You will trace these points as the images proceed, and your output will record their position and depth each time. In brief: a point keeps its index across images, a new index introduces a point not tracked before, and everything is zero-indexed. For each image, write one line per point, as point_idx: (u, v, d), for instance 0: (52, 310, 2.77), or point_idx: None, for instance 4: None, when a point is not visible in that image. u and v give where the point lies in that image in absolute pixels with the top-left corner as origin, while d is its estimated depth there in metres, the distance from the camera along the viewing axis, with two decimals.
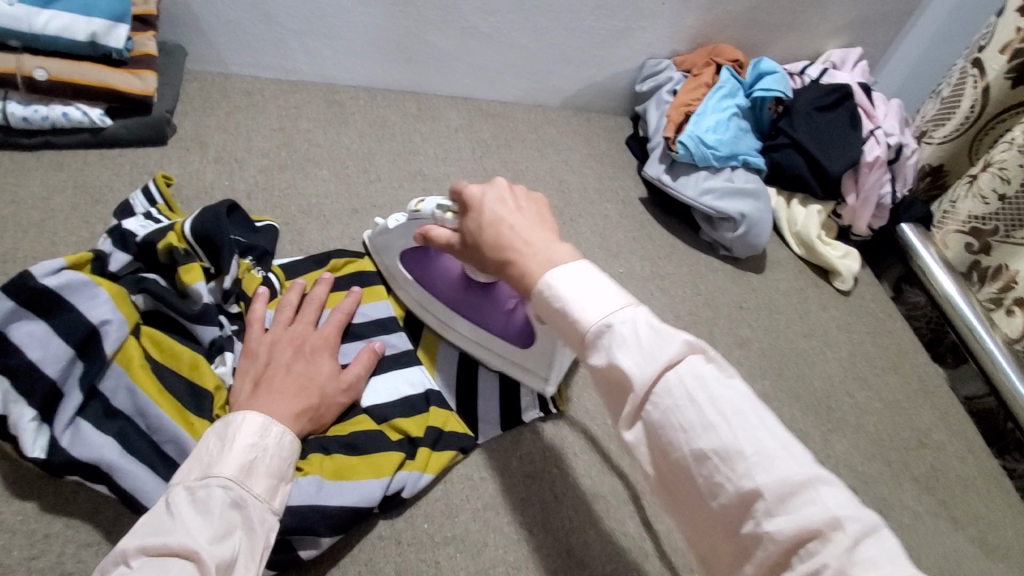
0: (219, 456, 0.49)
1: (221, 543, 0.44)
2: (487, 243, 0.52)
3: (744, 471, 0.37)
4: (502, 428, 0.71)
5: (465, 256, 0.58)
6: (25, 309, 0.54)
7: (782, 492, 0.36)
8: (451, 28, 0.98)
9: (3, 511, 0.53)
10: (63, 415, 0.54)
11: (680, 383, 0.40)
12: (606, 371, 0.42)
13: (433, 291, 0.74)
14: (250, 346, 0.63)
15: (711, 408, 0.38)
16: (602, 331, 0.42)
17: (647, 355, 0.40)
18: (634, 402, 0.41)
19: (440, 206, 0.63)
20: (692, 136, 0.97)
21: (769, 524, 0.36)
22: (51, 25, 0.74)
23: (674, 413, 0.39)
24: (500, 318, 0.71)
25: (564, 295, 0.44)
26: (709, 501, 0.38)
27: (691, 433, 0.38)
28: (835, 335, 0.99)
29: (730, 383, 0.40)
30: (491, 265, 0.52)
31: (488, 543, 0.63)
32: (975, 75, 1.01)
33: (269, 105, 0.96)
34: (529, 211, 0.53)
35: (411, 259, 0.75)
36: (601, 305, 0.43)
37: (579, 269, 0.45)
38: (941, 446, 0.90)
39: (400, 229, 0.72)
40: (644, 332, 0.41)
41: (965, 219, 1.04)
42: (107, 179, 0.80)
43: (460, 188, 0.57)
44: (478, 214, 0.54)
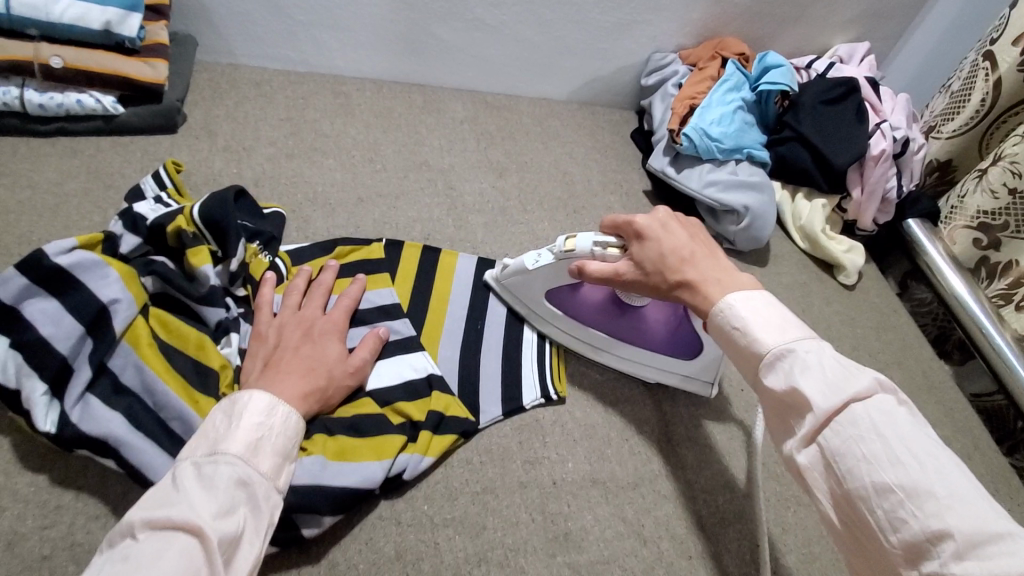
0: (227, 433, 0.50)
1: (226, 518, 0.45)
2: (669, 269, 0.61)
3: (934, 511, 0.40)
4: (503, 413, 0.71)
5: (635, 282, 0.65)
6: (38, 287, 0.56)
7: (975, 538, 0.38)
8: (458, 20, 0.99)
9: (16, 483, 0.55)
10: (73, 390, 0.55)
11: (866, 415, 0.45)
12: (784, 392, 0.49)
13: (586, 320, 0.76)
14: (259, 329, 0.65)
15: (900, 446, 0.43)
16: (783, 354, 0.50)
17: (830, 383, 0.47)
18: (812, 424, 0.47)
19: (599, 242, 0.68)
20: (696, 128, 0.97)
21: (958, 566, 0.38)
22: (68, 15, 0.76)
23: (858, 444, 0.44)
24: (661, 335, 0.75)
25: (745, 319, 0.54)
26: (888, 535, 0.42)
27: (875, 466, 0.43)
28: (839, 329, 0.99)
29: (926, 432, 0.44)
30: (673, 288, 0.61)
31: (487, 526, 0.63)
32: (987, 68, 1.00)
33: (276, 95, 0.98)
34: (695, 239, 0.64)
35: (557, 295, 0.77)
36: (782, 334, 0.52)
37: (757, 297, 0.55)
38: (945, 442, 0.90)
39: (543, 271, 0.74)
40: (827, 362, 0.48)
41: (974, 214, 1.03)
42: (118, 165, 0.82)
43: (628, 219, 0.66)
44: (656, 242, 0.63)
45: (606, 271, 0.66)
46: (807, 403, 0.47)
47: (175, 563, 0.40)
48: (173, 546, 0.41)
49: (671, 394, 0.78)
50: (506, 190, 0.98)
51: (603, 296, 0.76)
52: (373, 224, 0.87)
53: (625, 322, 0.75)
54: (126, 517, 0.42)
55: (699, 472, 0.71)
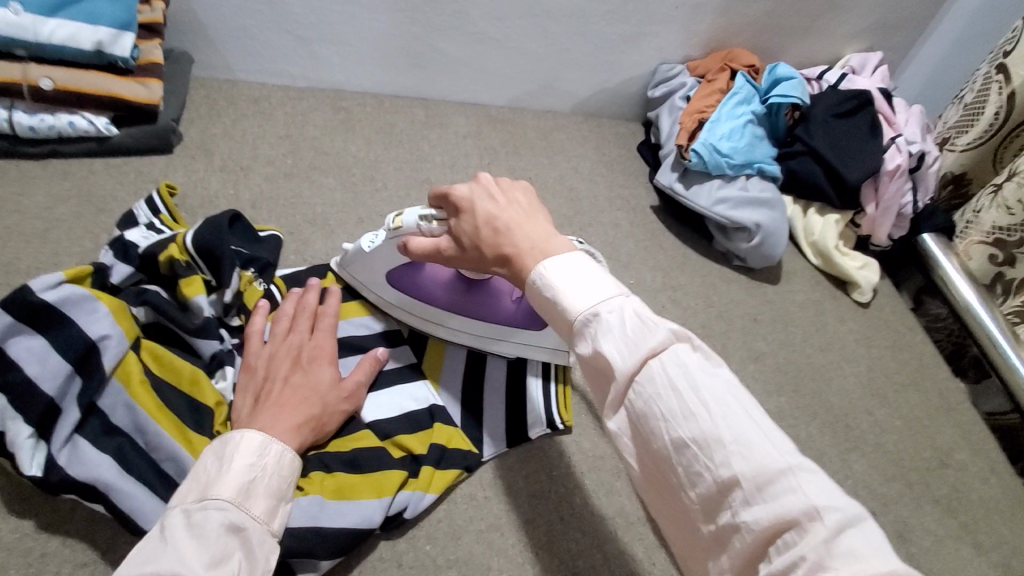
0: (216, 477, 0.48)
1: (219, 567, 0.42)
2: (486, 242, 0.52)
3: (722, 460, 0.37)
4: (508, 445, 0.69)
5: (458, 260, 0.57)
6: (24, 324, 0.53)
7: (759, 480, 0.36)
8: (460, 34, 0.96)
9: (0, 529, 0.52)
10: (60, 432, 0.53)
11: (663, 370, 0.40)
12: (591, 359, 0.43)
13: (429, 299, 0.71)
14: (249, 360, 0.61)
15: (693, 398, 0.39)
16: (588, 320, 0.43)
17: (629, 344, 0.41)
18: (618, 389, 0.42)
19: (423, 216, 0.62)
20: (706, 144, 0.95)
21: (746, 514, 0.36)
22: (56, 35, 0.74)
23: (656, 402, 0.40)
24: (509, 309, 0.70)
25: (557, 286, 0.46)
26: (688, 491, 0.39)
27: (671, 423, 0.39)
28: (853, 349, 0.96)
29: (718, 372, 0.40)
30: (492, 263, 0.53)
31: (492, 567, 0.61)
32: (1000, 82, 0.97)
33: (275, 111, 0.95)
34: (520, 204, 0.54)
35: (397, 276, 0.71)
36: (590, 295, 0.44)
37: (571, 260, 0.47)
38: (964, 467, 0.87)
39: (378, 252, 0.69)
40: (630, 320, 0.42)
41: (989, 229, 0.99)
42: (112, 188, 0.80)
43: (447, 190, 0.57)
44: (471, 214, 0.54)
45: (429, 249, 0.60)
46: (609, 368, 0.42)
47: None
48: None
49: None
50: None
51: (448, 275, 0.70)
52: None
53: (470, 298, 0.70)
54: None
55: None
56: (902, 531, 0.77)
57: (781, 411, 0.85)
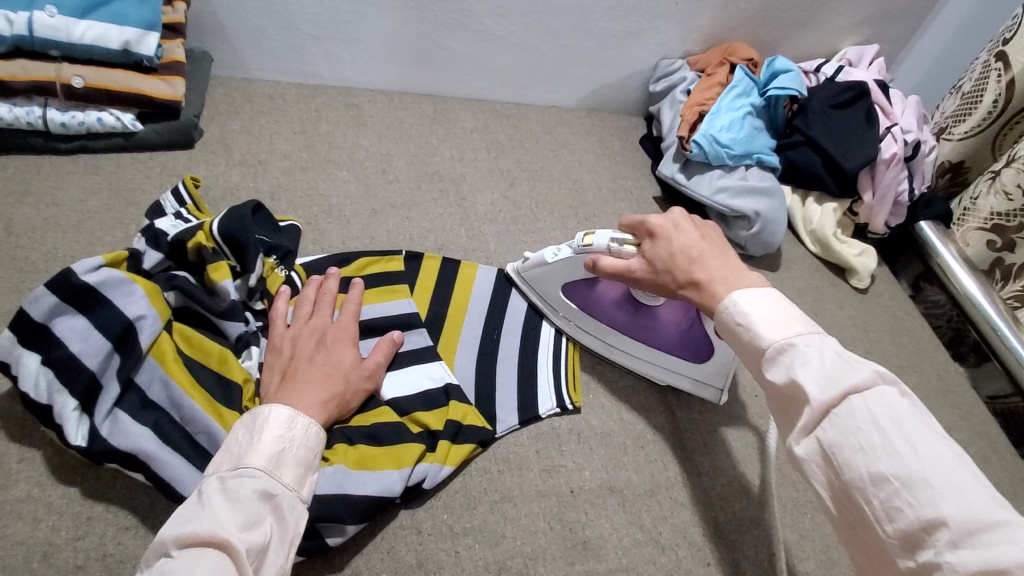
0: (250, 448, 0.51)
1: (252, 530, 0.46)
2: (679, 268, 0.64)
3: (928, 499, 0.41)
4: (519, 422, 0.72)
5: (647, 280, 0.67)
6: (67, 304, 0.57)
7: (969, 526, 0.39)
8: (468, 31, 1.00)
9: (50, 495, 0.56)
10: (102, 405, 0.57)
11: (864, 408, 0.45)
12: (784, 385, 0.51)
13: (600, 316, 0.78)
14: (273, 341, 0.65)
15: (898, 437, 0.43)
16: (785, 349, 0.51)
17: (829, 377, 0.48)
18: (811, 416, 0.48)
19: (616, 239, 0.70)
20: (706, 135, 0.98)
21: (952, 554, 0.39)
22: (88, 35, 0.77)
23: (857, 435, 0.45)
24: (675, 338, 0.76)
25: (750, 316, 0.55)
26: (884, 525, 0.43)
27: (872, 457, 0.43)
28: (851, 333, 0.99)
29: (928, 423, 0.44)
30: (682, 286, 0.63)
31: (506, 535, 0.64)
32: (999, 69, 1.00)
33: (290, 108, 0.99)
34: (710, 240, 0.65)
35: (574, 290, 0.78)
36: (784, 329, 0.53)
37: (762, 295, 0.57)
38: (962, 446, 0.90)
39: (561, 265, 0.76)
40: (828, 357, 0.49)
41: (987, 215, 1.03)
42: (139, 181, 0.83)
43: (642, 218, 0.69)
44: (667, 241, 0.66)
45: (620, 268, 0.69)
46: (805, 396, 0.48)
47: None
48: (202, 561, 0.42)
49: (685, 400, 0.78)
50: (517, 199, 0.99)
51: (622, 295, 0.77)
52: (387, 235, 0.88)
53: (640, 321, 0.76)
54: (159, 536, 0.44)
55: (715, 478, 0.71)
56: None
57: None
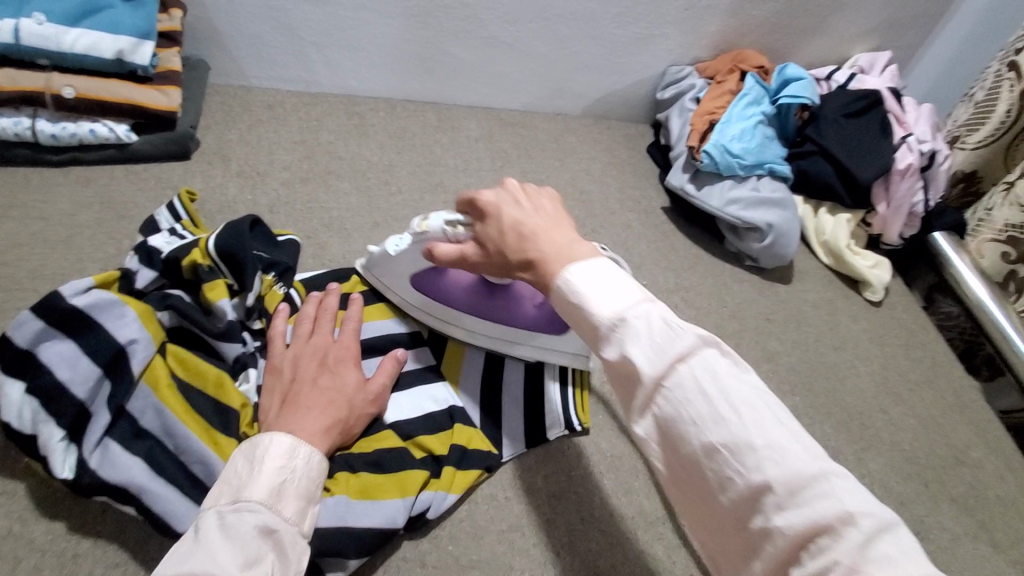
0: (250, 479, 0.48)
1: (253, 569, 0.43)
2: (511, 248, 0.53)
3: (755, 465, 0.37)
4: (527, 446, 0.69)
5: (483, 264, 0.58)
6: (54, 329, 0.55)
7: (793, 486, 0.36)
8: (472, 38, 0.97)
9: (34, 530, 0.53)
10: (91, 435, 0.54)
11: (692, 375, 0.40)
12: (619, 364, 0.43)
13: (452, 303, 0.71)
14: (272, 362, 0.63)
15: (723, 403, 0.39)
16: (616, 324, 0.43)
17: (658, 349, 0.41)
18: (645, 393, 0.42)
19: (450, 222, 0.63)
20: (717, 145, 0.95)
21: (779, 519, 0.36)
22: (79, 44, 0.75)
23: (686, 407, 0.40)
24: (532, 314, 0.70)
25: (581, 290, 0.46)
26: (719, 496, 0.39)
27: (700, 427, 0.39)
28: (866, 347, 0.96)
29: (748, 377, 0.40)
30: (517, 269, 0.53)
31: (514, 566, 0.62)
32: (1012, 79, 0.98)
33: (290, 117, 0.97)
34: (545, 211, 0.55)
35: (421, 279, 0.71)
36: (616, 302, 0.44)
37: (597, 266, 0.46)
38: (980, 465, 0.87)
39: (404, 254, 0.69)
40: (658, 327, 0.42)
41: (1001, 227, 1.00)
42: (132, 194, 0.81)
43: (472, 195, 0.58)
44: (496, 219, 0.55)
45: (456, 255, 0.60)
46: (638, 374, 0.41)
47: None
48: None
49: None
50: None
51: (470, 279, 0.70)
52: None
53: (494, 302, 0.70)
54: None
55: None
56: (920, 528, 0.77)
57: (795, 410, 0.85)
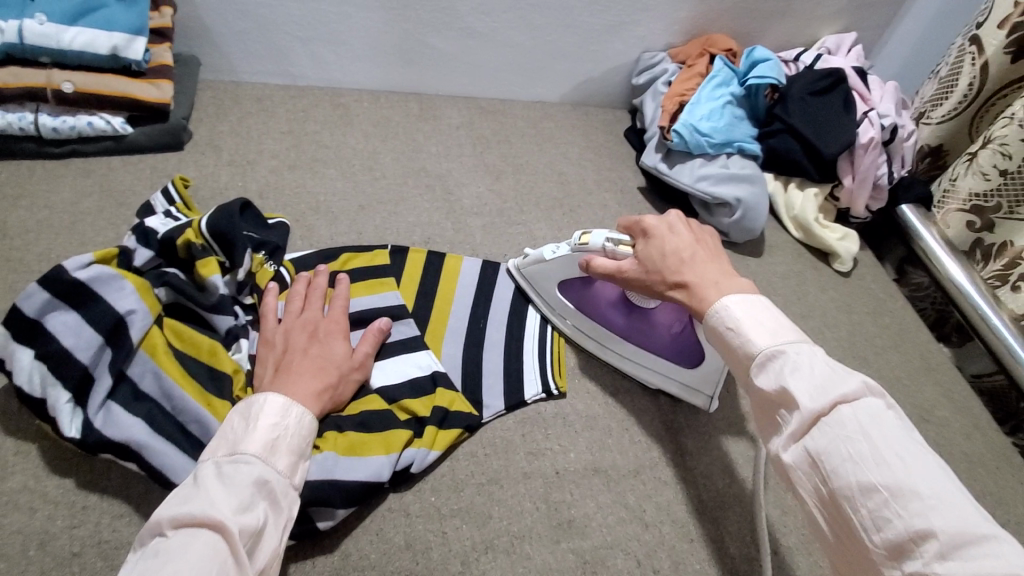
0: (247, 435, 0.53)
1: (246, 513, 0.47)
2: (671, 268, 0.65)
3: (918, 510, 0.41)
4: (505, 406, 0.74)
5: (639, 281, 0.68)
6: (59, 300, 0.59)
7: (958, 539, 0.39)
8: (451, 29, 1.02)
9: (45, 486, 0.58)
10: (95, 398, 0.58)
11: (852, 417, 0.46)
12: (773, 392, 0.51)
13: (592, 313, 0.79)
14: (265, 336, 0.67)
15: (887, 448, 0.44)
16: (774, 355, 0.52)
17: (818, 384, 0.49)
18: (800, 421, 0.48)
19: (613, 239, 0.71)
20: (686, 124, 1.00)
21: (940, 565, 0.39)
22: (77, 41, 0.79)
23: (847, 445, 0.45)
24: (663, 340, 0.76)
25: (740, 321, 0.56)
26: (871, 535, 0.43)
27: (861, 466, 0.44)
28: (835, 315, 1.00)
29: (913, 435, 0.45)
30: (673, 286, 0.64)
31: (493, 515, 0.66)
32: (973, 53, 1.01)
33: (277, 109, 1.01)
34: (705, 244, 0.67)
35: (571, 288, 0.80)
36: (774, 336, 0.54)
37: (754, 302, 0.57)
38: (943, 422, 0.91)
39: (558, 263, 0.78)
40: (818, 364, 0.50)
41: (966, 197, 1.04)
42: (130, 183, 0.85)
43: (639, 219, 0.70)
44: (660, 242, 0.67)
45: (611, 269, 0.70)
46: (794, 402, 0.49)
47: (202, 555, 0.42)
48: (200, 538, 0.43)
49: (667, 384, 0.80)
50: (502, 192, 1.00)
51: (617, 295, 0.78)
52: (375, 231, 0.90)
53: (634, 320, 0.77)
54: (154, 515, 0.45)
55: (697, 458, 0.73)
56: None
57: None
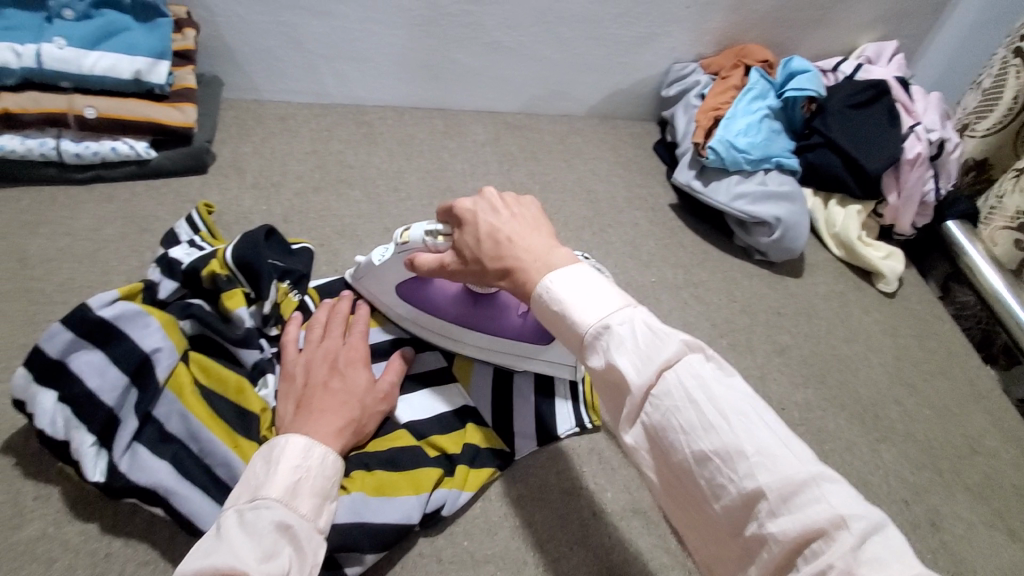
0: (268, 479, 0.50)
1: (270, 562, 0.44)
2: (487, 255, 0.54)
3: (747, 472, 0.38)
4: (538, 443, 0.70)
5: (462, 272, 0.59)
6: (84, 339, 0.57)
7: (786, 492, 0.37)
8: (477, 44, 0.99)
9: (68, 531, 0.56)
10: (120, 440, 0.56)
11: (679, 383, 0.42)
12: (604, 372, 0.45)
13: (436, 312, 0.71)
14: (286, 368, 0.64)
15: (712, 410, 0.40)
16: (600, 332, 0.45)
17: (644, 357, 0.43)
18: (633, 402, 0.43)
19: (429, 231, 0.63)
20: (722, 140, 0.96)
21: (773, 524, 0.37)
22: (99, 65, 0.78)
23: (675, 415, 0.41)
24: (515, 324, 0.70)
25: (564, 300, 0.47)
26: (713, 504, 0.41)
27: (692, 435, 0.41)
28: (879, 339, 0.95)
29: (734, 384, 0.42)
30: (493, 276, 0.54)
31: (528, 561, 0.63)
32: (1018, 65, 0.97)
33: (301, 128, 0.99)
34: (523, 219, 0.56)
35: (407, 290, 0.71)
36: (597, 308, 0.46)
37: (577, 274, 0.48)
38: (998, 454, 0.86)
39: (389, 264, 0.70)
40: (641, 333, 0.44)
41: (1013, 214, 0.98)
42: (152, 209, 0.84)
43: (452, 203, 0.59)
44: (473, 226, 0.56)
45: (434, 264, 0.61)
46: (625, 381, 0.43)
47: None
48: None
49: None
50: None
51: (455, 288, 0.70)
52: None
53: (481, 311, 0.70)
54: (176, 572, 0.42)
55: None
56: (937, 520, 0.77)
57: (808, 403, 0.84)
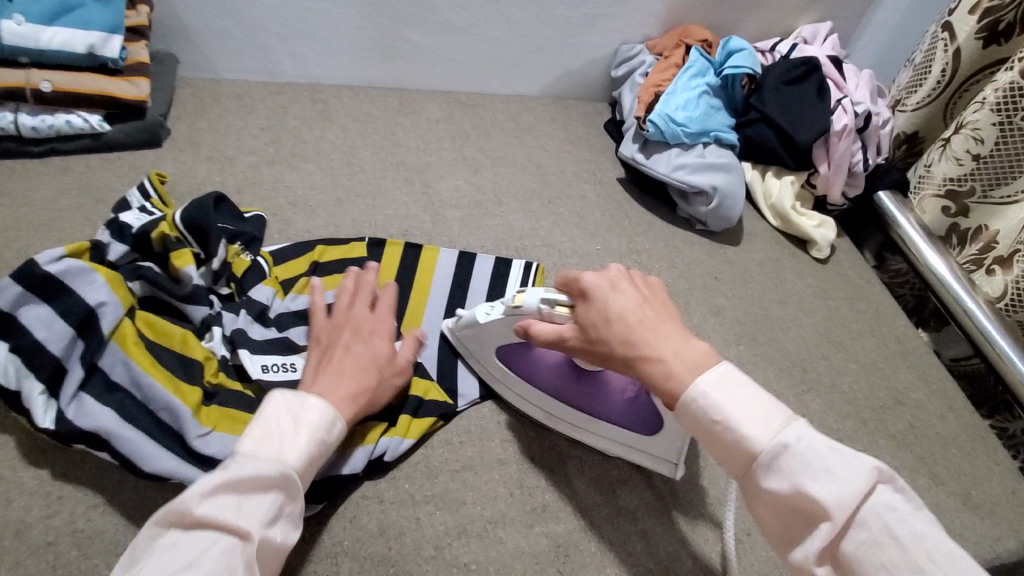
0: (281, 437, 0.53)
1: (267, 527, 0.48)
2: (616, 334, 0.59)
3: None
4: (479, 395, 0.75)
5: (582, 348, 0.62)
6: (32, 294, 0.60)
7: None
8: (429, 24, 1.02)
9: (20, 477, 0.58)
10: (67, 388, 0.59)
11: (874, 518, 0.45)
12: (787, 495, 0.48)
13: (538, 385, 0.72)
14: (314, 332, 0.67)
15: (914, 551, 0.43)
16: (779, 451, 0.49)
17: (839, 485, 0.46)
18: (827, 531, 0.46)
19: (546, 299, 0.65)
20: (661, 114, 1.01)
21: None
22: (54, 41, 0.80)
23: (878, 551, 0.44)
24: (617, 405, 0.70)
25: (725, 410, 0.52)
26: None
27: (895, 573, 0.43)
28: (812, 301, 1.01)
29: (920, 520, 0.45)
30: (620, 355, 0.59)
31: (467, 501, 0.67)
32: (946, 40, 1.02)
33: (256, 105, 1.02)
34: (651, 303, 0.62)
35: (511, 357, 0.73)
36: (769, 427, 0.50)
37: (725, 378, 0.54)
38: (919, 404, 0.92)
39: (494, 325, 0.71)
40: (823, 457, 0.48)
41: (942, 182, 1.04)
42: (107, 180, 0.86)
43: (576, 275, 0.64)
44: (602, 303, 0.61)
45: (552, 335, 0.64)
46: (823, 510, 0.46)
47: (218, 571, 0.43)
48: (220, 550, 0.44)
49: None
50: (481, 185, 1.01)
51: (560, 362, 0.72)
52: (352, 223, 0.90)
53: (584, 388, 0.71)
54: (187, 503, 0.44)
55: None
56: None
57: (741, 358, 0.90)
